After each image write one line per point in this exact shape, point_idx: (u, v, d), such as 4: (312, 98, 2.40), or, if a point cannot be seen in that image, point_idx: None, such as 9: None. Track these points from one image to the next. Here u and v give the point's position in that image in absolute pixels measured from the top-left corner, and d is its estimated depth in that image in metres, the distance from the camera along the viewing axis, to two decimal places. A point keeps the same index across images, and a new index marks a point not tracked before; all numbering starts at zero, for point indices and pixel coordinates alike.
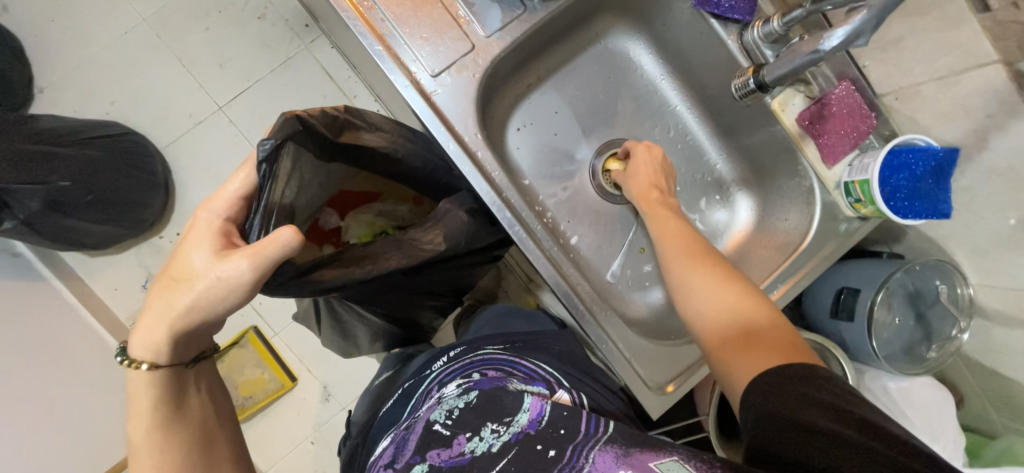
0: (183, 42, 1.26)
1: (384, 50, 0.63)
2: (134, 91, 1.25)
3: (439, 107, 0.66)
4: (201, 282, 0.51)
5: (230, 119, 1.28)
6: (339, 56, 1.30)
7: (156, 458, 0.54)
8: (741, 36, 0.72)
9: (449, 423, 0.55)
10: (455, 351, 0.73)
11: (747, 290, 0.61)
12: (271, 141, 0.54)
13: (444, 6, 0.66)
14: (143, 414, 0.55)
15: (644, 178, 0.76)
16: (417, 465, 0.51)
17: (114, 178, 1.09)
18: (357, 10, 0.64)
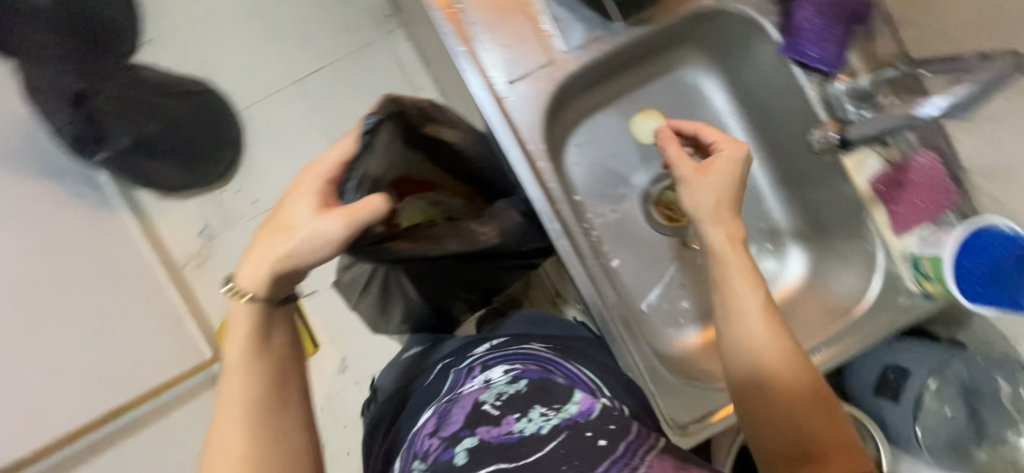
0: (276, 16, 1.35)
1: (466, 52, 0.67)
2: (225, 55, 1.35)
3: (510, 114, 0.68)
4: (300, 233, 0.55)
5: (303, 93, 1.36)
6: (413, 48, 1.35)
7: (242, 383, 0.55)
8: (823, 87, 0.70)
9: (498, 405, 0.56)
10: (499, 340, 0.75)
11: (827, 404, 0.57)
12: (374, 117, 0.63)
13: (529, 18, 0.68)
14: (237, 339, 0.57)
15: (722, 200, 0.65)
16: (466, 438, 0.52)
17: (195, 130, 1.18)
18: (449, 11, 0.67)
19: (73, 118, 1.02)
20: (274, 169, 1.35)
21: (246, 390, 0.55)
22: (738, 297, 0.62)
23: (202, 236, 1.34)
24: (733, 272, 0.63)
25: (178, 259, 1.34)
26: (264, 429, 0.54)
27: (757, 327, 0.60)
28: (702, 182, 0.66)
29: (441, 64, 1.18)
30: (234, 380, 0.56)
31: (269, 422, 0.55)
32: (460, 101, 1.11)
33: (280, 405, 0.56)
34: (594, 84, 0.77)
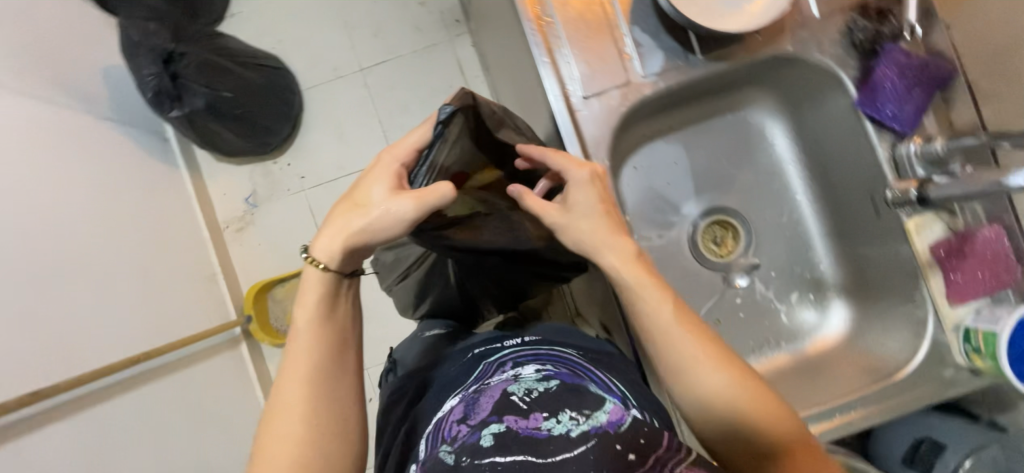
0: (352, 7, 1.42)
1: (550, 64, 0.69)
2: (300, 36, 1.42)
3: (580, 127, 0.70)
4: (375, 210, 0.62)
5: (366, 82, 1.42)
6: (476, 54, 1.40)
7: (309, 348, 0.64)
8: (894, 147, 0.70)
9: (527, 400, 0.60)
10: (530, 340, 0.80)
11: (746, 378, 0.62)
12: (450, 109, 0.66)
13: (614, 39, 0.69)
14: (307, 310, 0.65)
15: (603, 232, 0.67)
16: (494, 424, 0.57)
17: (264, 103, 1.23)
18: (539, 23, 0.69)
19: (162, 75, 1.04)
20: (326, 150, 1.41)
21: (314, 360, 0.63)
22: (657, 321, 0.65)
23: (248, 203, 1.40)
24: (643, 300, 0.66)
25: (222, 221, 1.40)
26: (323, 391, 0.63)
27: (683, 342, 0.64)
28: (570, 220, 0.68)
29: (500, 74, 1.23)
30: (302, 347, 0.64)
31: (327, 386, 0.64)
32: (515, 111, 1.14)
33: (337, 373, 0.65)
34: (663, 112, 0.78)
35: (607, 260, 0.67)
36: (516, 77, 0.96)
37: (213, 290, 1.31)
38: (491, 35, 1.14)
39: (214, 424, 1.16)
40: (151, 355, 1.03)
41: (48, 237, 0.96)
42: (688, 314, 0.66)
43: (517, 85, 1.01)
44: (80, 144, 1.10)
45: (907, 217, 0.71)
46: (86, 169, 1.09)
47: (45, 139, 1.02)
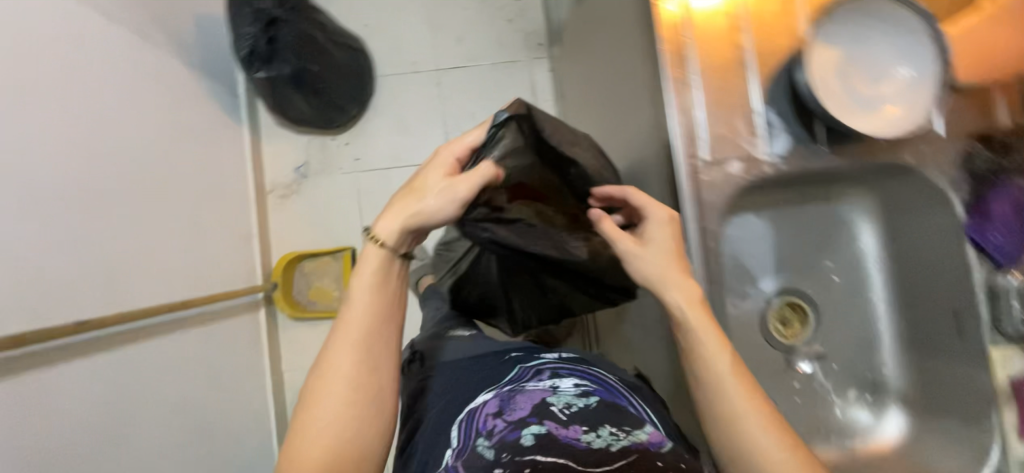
0: (442, 8, 1.44)
1: (681, 119, 0.59)
2: (385, 24, 1.43)
3: (703, 194, 0.61)
4: (432, 194, 0.65)
5: (439, 83, 1.43)
6: (551, 80, 1.43)
7: (364, 314, 0.65)
8: (991, 273, 0.70)
9: (566, 412, 0.61)
10: (569, 355, 0.81)
11: (809, 459, 0.55)
12: (505, 113, 0.69)
13: (756, 102, 0.59)
14: (365, 283, 0.65)
15: (672, 269, 0.61)
16: (532, 425, 0.59)
17: (344, 81, 1.24)
18: (676, 73, 0.59)
19: (258, 40, 1.04)
20: (386, 139, 1.42)
21: (365, 331, 0.64)
22: (714, 371, 0.59)
23: (298, 173, 1.40)
24: (705, 347, 0.60)
25: (268, 184, 1.40)
26: (372, 359, 0.64)
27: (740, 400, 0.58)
28: (645, 253, 0.62)
29: (575, 105, 1.25)
30: (356, 317, 0.65)
31: (376, 355, 0.65)
32: None
33: (386, 343, 0.65)
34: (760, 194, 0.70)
35: (673, 296, 0.61)
36: (604, 115, 0.97)
37: (246, 251, 1.31)
38: (578, 67, 1.17)
39: (223, 386, 1.14)
40: (190, 303, 1.03)
41: (122, 174, 0.96)
42: (747, 370, 0.60)
43: (599, 121, 1.03)
44: (162, 86, 1.10)
45: (993, 345, 0.70)
46: (162, 111, 1.10)
47: (135, 77, 1.03)
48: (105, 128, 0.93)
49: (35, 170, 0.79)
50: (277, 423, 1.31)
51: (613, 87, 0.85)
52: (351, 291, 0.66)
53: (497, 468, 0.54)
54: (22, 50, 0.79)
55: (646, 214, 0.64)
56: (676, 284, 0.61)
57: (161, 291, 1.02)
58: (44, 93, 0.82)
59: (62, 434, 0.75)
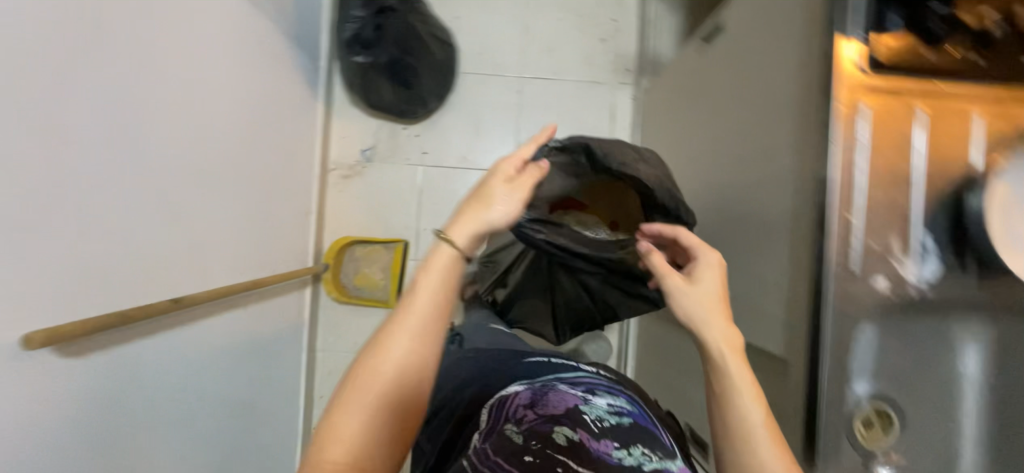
0: (537, 14, 1.40)
1: (837, 215, 0.56)
2: (477, 18, 1.39)
3: (844, 300, 0.57)
4: (499, 203, 0.64)
5: (520, 90, 1.40)
6: (633, 108, 1.40)
7: (429, 309, 0.59)
8: None
9: (598, 425, 0.59)
10: (594, 374, 0.82)
11: None
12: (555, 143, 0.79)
13: (912, 216, 0.57)
14: (433, 275, 0.60)
15: (716, 308, 0.63)
16: (563, 425, 0.58)
17: (434, 77, 1.16)
18: (842, 166, 0.56)
19: (364, 22, 1.06)
20: (457, 137, 1.39)
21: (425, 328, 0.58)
22: (748, 420, 0.56)
23: (364, 155, 1.38)
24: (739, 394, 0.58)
25: (333, 161, 1.38)
26: (426, 359, 0.58)
27: (770, 457, 0.55)
28: (690, 291, 0.65)
29: (659, 144, 1.23)
30: (418, 310, 0.59)
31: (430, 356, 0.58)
32: None
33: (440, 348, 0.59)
34: (899, 319, 0.60)
35: (713, 335, 0.61)
36: (705, 170, 0.96)
37: (303, 227, 1.29)
38: (674, 109, 1.15)
39: (268, 362, 1.14)
40: (260, 284, 1.00)
41: (218, 142, 0.91)
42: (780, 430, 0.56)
43: (694, 173, 1.02)
44: (263, 50, 1.06)
45: None
46: (260, 77, 1.06)
47: (244, 38, 0.98)
48: (212, 90, 0.88)
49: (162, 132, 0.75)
50: (303, 401, 1.32)
51: (732, 151, 0.84)
52: (416, 283, 0.60)
53: (527, 455, 0.54)
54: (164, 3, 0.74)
55: (694, 257, 0.69)
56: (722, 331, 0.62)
57: (238, 263, 1.00)
58: (178, 47, 0.78)
59: (140, 410, 0.72)
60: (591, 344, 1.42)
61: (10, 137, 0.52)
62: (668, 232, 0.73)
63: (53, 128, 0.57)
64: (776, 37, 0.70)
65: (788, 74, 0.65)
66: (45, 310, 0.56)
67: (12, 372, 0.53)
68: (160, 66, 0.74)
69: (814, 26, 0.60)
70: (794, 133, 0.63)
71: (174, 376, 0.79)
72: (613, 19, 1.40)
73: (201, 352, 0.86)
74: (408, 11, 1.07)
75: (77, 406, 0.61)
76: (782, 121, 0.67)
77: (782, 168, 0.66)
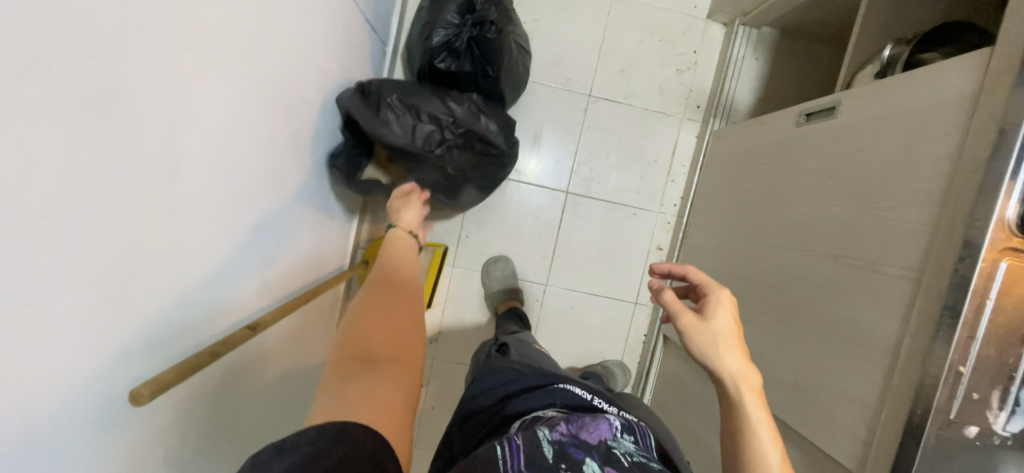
0: (619, 32, 1.34)
1: (949, 368, 0.58)
2: (556, 26, 1.33)
3: (934, 446, 0.59)
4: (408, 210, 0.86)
5: (586, 108, 1.36)
6: (695, 146, 1.39)
7: (398, 257, 0.72)
8: None
9: (627, 463, 0.53)
10: (624, 411, 0.70)
11: None
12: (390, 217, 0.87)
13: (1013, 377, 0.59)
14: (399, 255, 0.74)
15: (731, 344, 0.58)
16: (590, 457, 0.52)
17: (512, 89, 1.12)
18: (966, 323, 0.57)
19: (459, 30, 1.01)
20: None
21: (403, 269, 0.69)
22: (764, 464, 0.53)
23: None
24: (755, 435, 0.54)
25: None
26: (404, 282, 0.65)
27: None
28: (708, 328, 0.59)
29: (719, 193, 1.22)
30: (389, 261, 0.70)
31: (403, 281, 0.65)
32: (723, 245, 1.15)
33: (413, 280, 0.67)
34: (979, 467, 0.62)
35: (727, 370, 0.57)
36: (768, 245, 0.97)
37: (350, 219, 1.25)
38: (740, 166, 1.15)
39: (306, 356, 1.12)
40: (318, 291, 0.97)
41: (298, 142, 0.85)
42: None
43: (755, 241, 1.02)
44: (348, 36, 0.98)
45: None
46: (341, 69, 0.98)
47: (336, 26, 0.91)
48: (301, 90, 0.82)
49: (253, 144, 0.69)
50: None
51: (811, 241, 0.84)
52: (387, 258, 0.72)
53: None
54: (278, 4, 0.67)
55: (705, 295, 0.64)
56: (732, 364, 0.57)
57: (299, 268, 0.96)
58: (280, 45, 0.71)
59: (205, 434, 0.70)
60: (617, 370, 1.37)
61: (128, 164, 0.46)
62: (678, 271, 0.67)
63: (165, 150, 0.51)
64: (906, 155, 0.69)
65: (919, 204, 0.65)
66: (138, 345, 0.52)
67: (102, 423, 0.49)
68: (262, 67, 0.67)
69: (965, 169, 0.60)
70: (915, 264, 0.64)
71: (233, 393, 0.77)
72: (694, 51, 1.36)
73: (257, 359, 0.84)
74: (503, 23, 1.02)
75: (150, 444, 0.58)
76: (899, 246, 0.67)
77: (889, 293, 0.67)
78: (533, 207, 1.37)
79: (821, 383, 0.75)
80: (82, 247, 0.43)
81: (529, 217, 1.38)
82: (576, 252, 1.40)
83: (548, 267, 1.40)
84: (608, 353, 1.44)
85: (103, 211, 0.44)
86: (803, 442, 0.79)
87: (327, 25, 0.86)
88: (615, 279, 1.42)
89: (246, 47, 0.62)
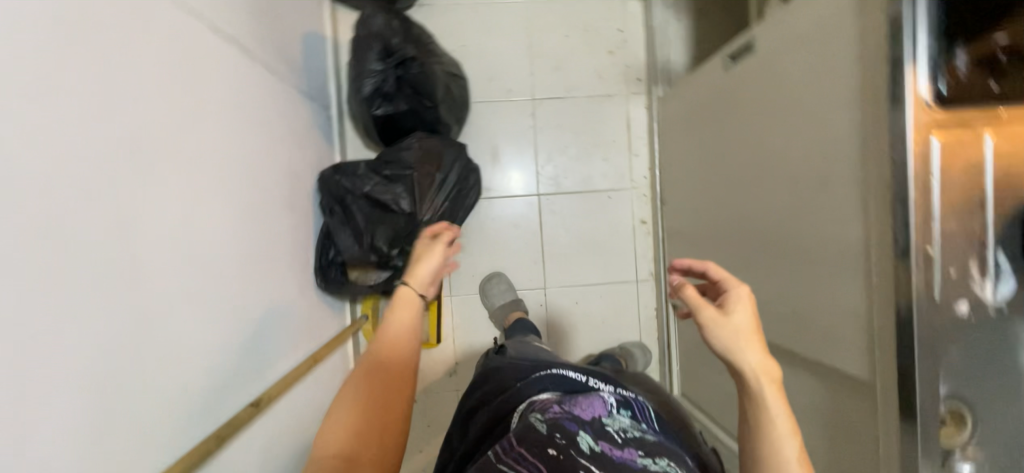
0: (543, 33, 1.40)
1: (918, 252, 0.58)
2: (483, 46, 1.38)
3: (927, 332, 0.59)
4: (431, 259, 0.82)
5: (533, 112, 1.40)
6: (647, 117, 1.41)
7: (398, 321, 0.76)
8: None
9: (621, 435, 0.57)
10: (628, 391, 0.72)
11: None
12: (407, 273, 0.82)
13: (982, 243, 0.59)
14: (404, 307, 0.77)
15: (752, 339, 0.57)
16: (584, 432, 0.55)
17: (456, 112, 1.17)
18: (922, 207, 0.58)
19: (385, 76, 1.05)
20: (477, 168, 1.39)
21: (398, 341, 0.74)
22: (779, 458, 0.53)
23: None
24: (775, 424, 0.55)
25: None
26: (395, 362, 0.72)
27: None
28: (730, 321, 0.58)
29: (680, 153, 1.24)
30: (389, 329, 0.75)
31: (393, 360, 0.72)
32: (696, 202, 1.17)
33: (405, 357, 0.73)
34: (979, 339, 0.61)
35: (748, 364, 0.56)
36: (734, 188, 0.98)
37: None
38: (689, 122, 1.17)
39: None
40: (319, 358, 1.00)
41: (266, 218, 0.90)
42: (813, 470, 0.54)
43: (722, 187, 1.03)
44: (290, 110, 1.04)
45: None
46: (290, 142, 1.03)
47: (275, 106, 0.97)
48: (257, 168, 0.87)
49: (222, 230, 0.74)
50: None
51: (768, 172, 0.85)
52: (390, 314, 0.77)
53: (551, 448, 0.52)
54: (211, 99, 0.73)
55: (725, 292, 0.63)
56: (755, 360, 0.56)
57: (299, 336, 0.99)
58: (224, 136, 0.76)
59: None
60: (637, 351, 1.37)
61: (91, 280, 0.49)
62: (698, 268, 0.66)
63: (133, 260, 0.55)
64: (820, 65, 0.71)
65: (846, 105, 0.66)
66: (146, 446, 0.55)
67: None
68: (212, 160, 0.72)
69: (871, 61, 0.61)
70: (858, 163, 0.65)
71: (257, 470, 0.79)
72: (618, 29, 1.41)
73: (274, 431, 0.86)
74: (423, 55, 1.07)
75: None
76: (840, 151, 0.68)
77: (844, 198, 0.68)
78: (510, 219, 1.40)
79: (815, 305, 0.75)
80: (63, 364, 0.46)
81: (510, 229, 1.40)
82: (564, 249, 1.42)
83: (542, 271, 1.42)
84: (624, 337, 1.44)
85: (80, 322, 0.48)
86: (817, 366, 0.78)
87: (265, 107, 0.92)
88: (609, 265, 1.43)
89: (192, 146, 0.67)
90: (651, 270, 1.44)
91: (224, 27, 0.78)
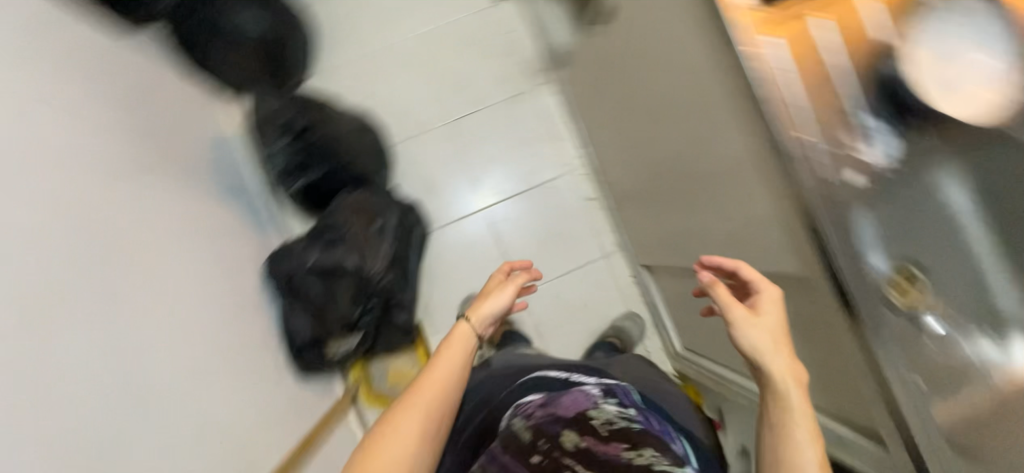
0: (435, 61, 1.45)
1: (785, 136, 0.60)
2: (385, 92, 1.44)
3: (822, 208, 0.60)
4: (500, 297, 0.79)
5: (452, 135, 1.44)
6: (559, 102, 1.46)
7: (449, 356, 0.71)
8: None
9: (607, 428, 0.58)
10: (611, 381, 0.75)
11: None
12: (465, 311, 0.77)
13: (840, 109, 0.61)
14: (456, 342, 0.73)
15: (779, 345, 0.62)
16: (566, 431, 0.58)
17: (376, 161, 1.22)
18: (774, 95, 0.60)
19: (292, 150, 1.12)
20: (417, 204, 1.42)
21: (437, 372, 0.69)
22: (799, 456, 0.56)
23: None
24: (792, 418, 0.58)
25: None
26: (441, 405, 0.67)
27: None
28: (758, 321, 0.63)
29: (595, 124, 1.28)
30: (438, 367, 0.70)
31: (439, 401, 0.67)
32: (624, 166, 1.20)
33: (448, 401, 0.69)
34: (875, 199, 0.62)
35: (774, 366, 0.61)
36: (644, 139, 1.01)
37: None
38: (592, 94, 1.21)
39: None
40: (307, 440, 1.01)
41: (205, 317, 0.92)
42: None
43: (636, 143, 1.06)
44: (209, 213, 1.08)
45: None
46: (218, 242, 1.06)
47: (189, 213, 1.01)
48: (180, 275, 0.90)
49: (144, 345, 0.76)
50: None
51: (659, 114, 0.88)
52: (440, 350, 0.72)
53: (535, 455, 0.56)
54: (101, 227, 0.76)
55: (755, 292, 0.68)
56: (781, 363, 0.60)
57: (279, 419, 1.00)
58: (125, 258, 0.78)
59: None
60: (629, 323, 1.38)
61: None
62: (729, 266, 0.70)
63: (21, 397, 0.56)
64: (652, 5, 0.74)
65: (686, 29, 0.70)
66: None
67: None
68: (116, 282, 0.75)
69: None
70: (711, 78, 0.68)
71: None
72: (502, 33, 1.46)
73: None
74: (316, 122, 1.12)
75: None
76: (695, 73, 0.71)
77: (720, 112, 0.70)
78: (465, 240, 1.42)
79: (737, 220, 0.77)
80: None
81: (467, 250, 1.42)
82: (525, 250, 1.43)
83: None
84: (613, 314, 1.44)
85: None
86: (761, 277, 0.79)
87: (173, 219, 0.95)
88: (572, 251, 1.44)
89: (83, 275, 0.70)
90: (615, 241, 1.45)
91: (100, 160, 0.82)
